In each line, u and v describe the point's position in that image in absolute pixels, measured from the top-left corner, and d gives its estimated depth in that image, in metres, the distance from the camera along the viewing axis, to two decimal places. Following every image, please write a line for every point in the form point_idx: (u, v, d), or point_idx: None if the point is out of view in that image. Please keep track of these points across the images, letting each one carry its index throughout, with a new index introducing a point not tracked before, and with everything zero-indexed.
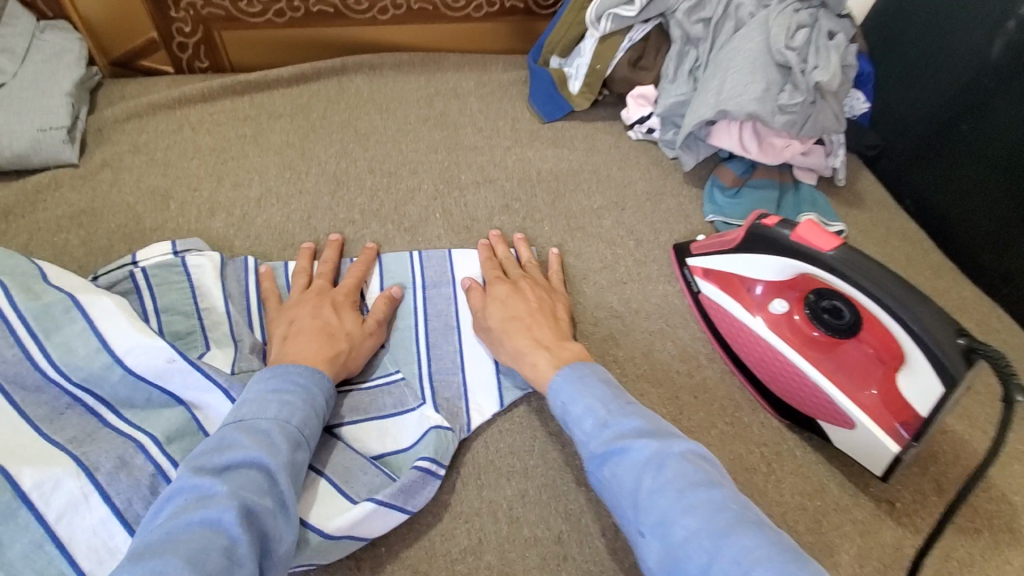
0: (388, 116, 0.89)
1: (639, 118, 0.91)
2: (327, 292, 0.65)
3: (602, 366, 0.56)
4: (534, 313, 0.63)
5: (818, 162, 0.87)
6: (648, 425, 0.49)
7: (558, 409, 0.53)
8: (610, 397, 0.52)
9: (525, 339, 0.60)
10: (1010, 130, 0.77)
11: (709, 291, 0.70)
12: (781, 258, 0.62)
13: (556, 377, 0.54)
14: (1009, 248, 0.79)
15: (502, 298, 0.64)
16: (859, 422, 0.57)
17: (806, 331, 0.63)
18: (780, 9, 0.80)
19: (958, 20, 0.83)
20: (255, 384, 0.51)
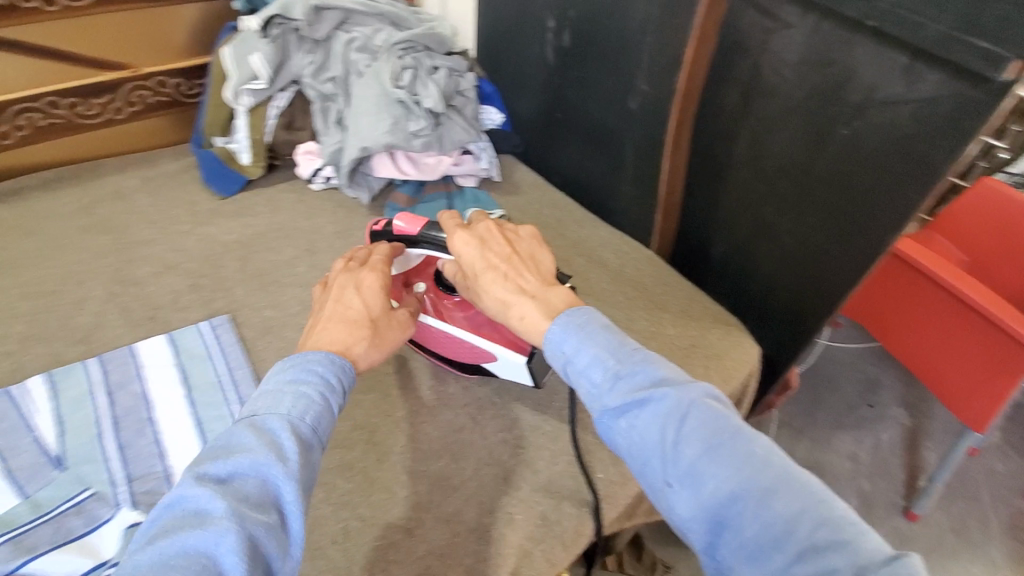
0: (39, 237, 0.85)
1: (313, 171, 1.00)
2: (357, 270, 0.65)
3: (593, 309, 0.57)
4: (509, 259, 0.63)
5: (471, 167, 1.05)
6: (665, 369, 0.52)
7: (562, 360, 0.55)
8: (615, 343, 0.54)
9: (507, 290, 0.61)
10: (582, 109, 1.02)
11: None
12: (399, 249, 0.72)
13: (552, 330, 0.56)
14: (615, 190, 1.04)
15: (471, 258, 0.64)
16: (501, 355, 0.69)
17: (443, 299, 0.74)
18: (385, 58, 0.96)
19: (524, 41, 1.08)
20: (277, 375, 0.51)
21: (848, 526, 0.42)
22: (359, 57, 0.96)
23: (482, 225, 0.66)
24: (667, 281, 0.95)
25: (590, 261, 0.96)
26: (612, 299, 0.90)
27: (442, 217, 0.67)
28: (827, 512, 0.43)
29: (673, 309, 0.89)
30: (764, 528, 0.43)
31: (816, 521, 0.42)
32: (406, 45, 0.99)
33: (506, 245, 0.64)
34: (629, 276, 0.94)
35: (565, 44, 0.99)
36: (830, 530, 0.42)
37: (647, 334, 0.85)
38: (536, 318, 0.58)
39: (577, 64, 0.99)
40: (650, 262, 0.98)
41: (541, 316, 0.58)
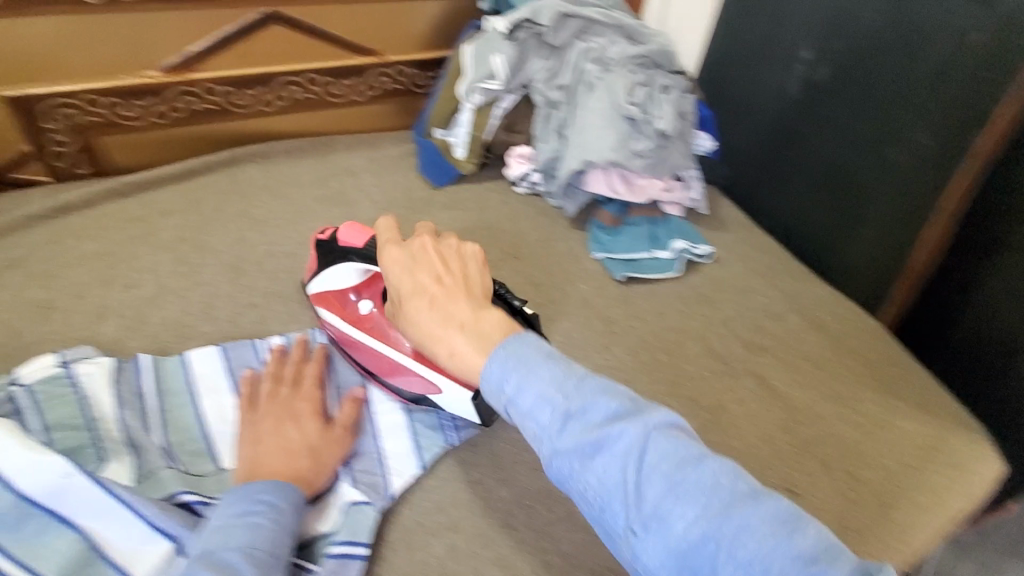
0: (284, 201, 0.92)
1: (521, 175, 1.00)
2: (290, 399, 0.62)
3: (536, 336, 0.49)
4: (428, 284, 0.56)
5: (680, 196, 0.96)
6: (618, 396, 0.44)
7: (505, 401, 0.46)
8: (559, 372, 0.45)
9: (434, 318, 0.54)
10: (823, 151, 0.92)
11: (323, 314, 0.73)
12: (343, 263, 0.71)
13: (488, 368, 0.48)
14: (842, 246, 0.93)
15: (398, 281, 0.58)
16: (444, 387, 0.63)
17: (391, 319, 0.68)
18: (620, 72, 0.92)
19: (763, 68, 0.99)
20: (218, 509, 0.50)
21: (824, 553, 0.37)
22: (593, 68, 0.92)
23: (394, 253, 0.60)
24: (894, 362, 0.83)
25: (804, 322, 0.87)
26: (828, 371, 0.81)
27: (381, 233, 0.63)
28: (800, 539, 0.37)
29: (901, 397, 0.79)
30: (743, 569, 0.36)
31: (805, 550, 0.36)
32: (640, 59, 0.94)
33: (437, 263, 0.58)
34: (849, 347, 0.84)
35: (819, 78, 0.90)
36: (823, 556, 0.36)
37: (872, 422, 0.75)
38: (472, 354, 0.51)
39: (830, 102, 0.89)
40: (874, 335, 0.87)
41: (474, 353, 0.51)
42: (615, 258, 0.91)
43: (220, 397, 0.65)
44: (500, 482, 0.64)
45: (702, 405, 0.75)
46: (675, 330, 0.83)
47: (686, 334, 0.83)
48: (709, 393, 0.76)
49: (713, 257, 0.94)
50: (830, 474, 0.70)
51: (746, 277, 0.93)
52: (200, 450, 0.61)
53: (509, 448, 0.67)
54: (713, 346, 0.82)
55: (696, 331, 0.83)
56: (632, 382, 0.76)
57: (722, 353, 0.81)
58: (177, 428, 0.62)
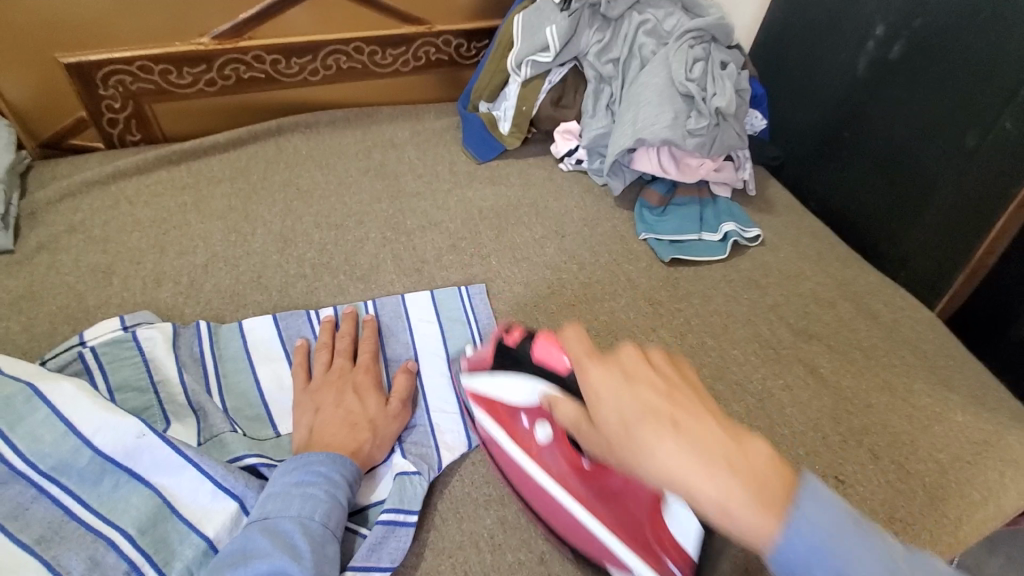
0: (328, 171, 0.92)
1: (567, 151, 0.99)
2: (349, 373, 0.65)
3: (823, 483, 0.37)
4: (668, 414, 0.40)
5: (730, 176, 0.94)
6: (906, 569, 0.35)
7: (775, 546, 0.36)
8: (844, 519, 0.36)
9: (689, 449, 0.38)
10: (885, 134, 0.90)
11: (475, 406, 0.64)
12: (521, 375, 0.59)
13: (783, 535, 0.35)
14: (899, 234, 0.92)
15: (617, 407, 0.42)
16: (637, 568, 0.52)
17: (571, 458, 0.58)
18: (676, 46, 0.89)
19: (828, 44, 0.96)
20: (279, 476, 0.51)
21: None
22: (647, 42, 0.91)
23: (595, 373, 0.45)
24: (950, 354, 0.81)
25: (856, 310, 0.85)
26: (880, 360, 0.79)
27: (570, 342, 0.48)
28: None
29: (958, 390, 0.77)
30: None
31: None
32: (698, 33, 0.91)
33: (652, 392, 0.42)
34: (902, 337, 0.82)
35: (891, 56, 0.87)
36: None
37: (927, 415, 0.74)
38: (744, 501, 0.36)
39: (899, 83, 0.86)
40: (929, 325, 0.84)
41: (750, 509, 0.36)
42: (662, 239, 0.90)
43: (275, 364, 0.67)
44: None
45: (750, 390, 0.74)
46: (723, 314, 0.82)
47: (734, 319, 0.82)
48: (756, 378, 0.76)
49: (761, 238, 0.92)
50: (882, 465, 0.69)
51: (797, 262, 0.90)
52: (259, 416, 0.63)
53: None
54: (761, 332, 0.81)
55: (743, 317, 0.82)
56: None
57: (771, 339, 0.80)
58: (235, 395, 0.64)
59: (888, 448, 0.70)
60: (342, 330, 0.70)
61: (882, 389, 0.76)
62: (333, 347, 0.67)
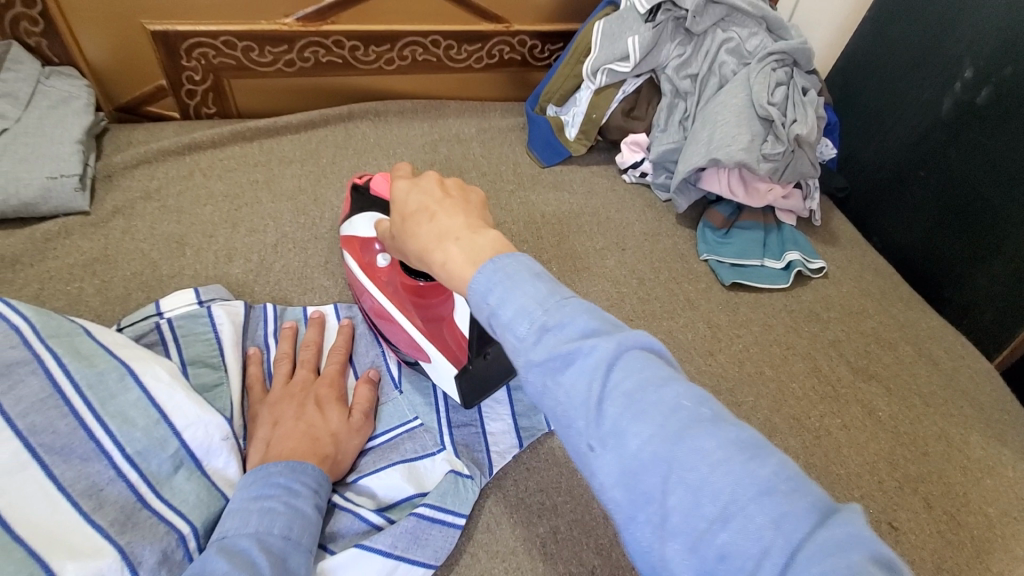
0: (395, 161, 0.92)
1: (633, 163, 0.98)
2: (311, 385, 0.62)
3: (526, 254, 0.42)
4: (434, 202, 0.49)
5: (797, 204, 0.92)
6: (597, 317, 0.39)
7: (484, 314, 0.40)
8: (546, 292, 0.39)
9: (437, 236, 0.46)
10: (961, 177, 0.87)
11: (345, 257, 0.72)
12: (372, 209, 0.70)
13: (473, 279, 0.41)
14: (968, 280, 0.89)
15: (403, 200, 0.51)
16: (433, 360, 0.64)
17: (405, 279, 0.67)
18: (759, 68, 0.88)
19: (911, 81, 0.93)
20: (237, 492, 0.50)
21: (784, 485, 0.33)
22: (729, 61, 0.90)
23: (404, 199, 0.51)
24: (1012, 409, 0.79)
25: (917, 354, 0.83)
26: (938, 408, 0.78)
27: (399, 171, 0.56)
28: (756, 466, 0.33)
29: (1017, 447, 0.75)
30: (692, 493, 0.33)
31: (773, 480, 0.33)
32: (783, 56, 0.89)
33: (433, 194, 0.50)
34: (964, 386, 0.80)
35: (977, 101, 0.84)
36: (780, 489, 0.32)
37: (983, 469, 0.72)
38: (460, 262, 0.44)
39: (982, 127, 0.84)
40: (991, 377, 0.82)
41: (463, 261, 0.44)
42: (724, 262, 0.89)
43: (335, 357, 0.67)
44: None
45: (806, 426, 0.73)
46: (781, 344, 0.81)
47: (793, 351, 0.80)
48: (813, 413, 0.74)
49: (825, 270, 0.91)
50: (936, 516, 0.67)
51: (859, 298, 0.89)
52: None
53: None
54: (820, 367, 0.79)
55: (802, 349, 0.81)
56: (735, 392, 0.75)
57: (830, 375, 0.79)
58: None
59: (942, 497, 0.69)
60: (312, 339, 0.66)
61: (939, 438, 0.74)
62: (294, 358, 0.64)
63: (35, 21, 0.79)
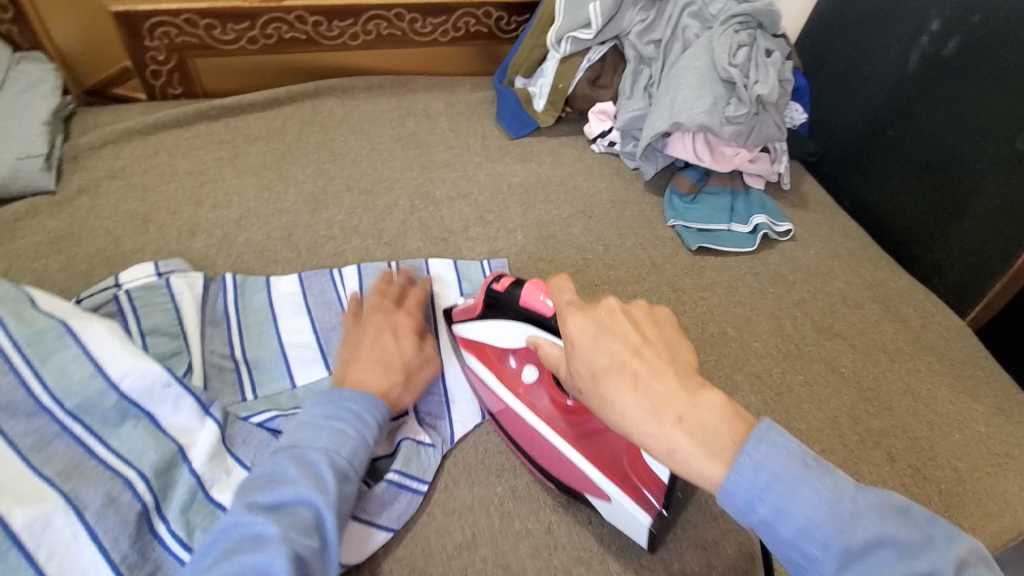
0: (362, 136, 0.92)
1: (601, 132, 0.97)
2: (391, 314, 0.64)
3: (779, 428, 0.40)
4: (635, 352, 0.44)
5: (764, 168, 0.92)
6: (891, 513, 0.38)
7: (749, 517, 0.39)
8: (830, 494, 0.38)
9: (643, 403, 0.43)
10: (929, 134, 0.87)
11: (470, 358, 0.68)
12: (516, 321, 0.62)
13: (728, 477, 0.39)
14: (937, 239, 0.89)
15: (586, 350, 0.46)
16: (614, 497, 0.55)
17: (555, 395, 0.62)
18: (721, 30, 0.87)
19: (879, 38, 0.93)
20: (312, 408, 0.53)
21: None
22: (692, 24, 0.89)
23: (589, 360, 0.45)
24: (978, 363, 0.79)
25: (884, 312, 0.83)
26: (904, 364, 0.78)
27: (559, 283, 0.52)
28: None
29: (983, 400, 0.75)
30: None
31: None
32: (745, 19, 0.89)
33: (632, 331, 0.46)
34: (929, 342, 0.81)
35: (944, 54, 0.84)
36: None
37: (948, 422, 0.73)
38: (693, 451, 0.41)
39: (950, 80, 0.84)
40: (958, 333, 0.82)
41: (702, 456, 0.40)
42: (691, 227, 0.89)
43: (297, 322, 0.69)
44: None
45: (768, 383, 0.74)
46: (747, 306, 0.81)
47: (758, 312, 0.81)
48: (776, 371, 0.75)
49: (792, 233, 0.91)
50: (898, 468, 0.68)
51: (827, 260, 0.89)
52: (276, 366, 0.65)
53: None
54: (785, 327, 0.80)
55: (768, 310, 0.81)
56: (697, 352, 0.76)
57: (794, 335, 0.79)
58: (257, 347, 0.66)
59: (905, 451, 0.70)
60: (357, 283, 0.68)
61: (904, 394, 0.75)
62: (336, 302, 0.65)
63: (4, 8, 0.79)
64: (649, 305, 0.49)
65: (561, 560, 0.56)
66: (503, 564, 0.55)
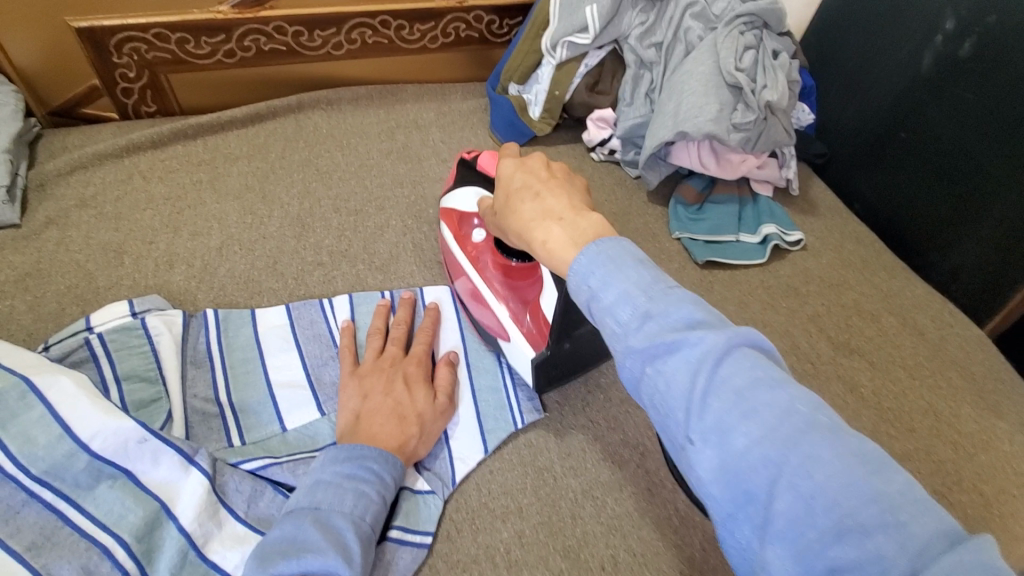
0: (349, 152, 0.88)
1: (601, 140, 0.93)
2: (399, 362, 0.62)
3: (631, 241, 0.43)
4: (542, 180, 0.52)
5: (773, 174, 0.88)
6: (707, 312, 0.38)
7: (584, 297, 0.42)
8: (650, 279, 0.40)
9: (539, 208, 0.49)
10: (944, 138, 0.83)
11: (443, 227, 0.76)
12: (476, 187, 0.71)
13: (577, 260, 0.42)
14: (952, 245, 0.86)
15: (508, 177, 0.54)
16: (512, 336, 0.65)
17: (498, 259, 0.69)
18: (726, 32, 0.83)
19: (889, 37, 0.89)
20: (330, 465, 0.50)
21: (908, 504, 0.30)
22: (694, 26, 0.85)
23: (512, 184, 0.53)
24: (1001, 377, 0.76)
25: (901, 325, 0.80)
26: (925, 380, 0.74)
27: (509, 148, 0.59)
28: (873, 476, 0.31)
29: (1009, 418, 0.72)
30: (804, 502, 0.31)
31: (872, 493, 0.30)
32: (750, 19, 0.85)
33: (544, 170, 0.53)
34: (950, 356, 0.77)
35: (959, 54, 0.80)
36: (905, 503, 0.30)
37: (973, 442, 0.69)
38: (562, 244, 0.45)
39: (965, 82, 0.80)
40: (979, 345, 0.79)
41: (567, 242, 0.45)
42: (697, 239, 0.85)
43: (285, 360, 0.64)
44: (569, 470, 0.61)
45: None
46: (759, 322, 0.78)
47: (771, 329, 0.77)
48: None
49: (803, 242, 0.87)
50: None
51: (839, 269, 0.85)
52: (265, 410, 0.61)
53: (579, 435, 0.64)
54: (799, 344, 0.76)
55: (781, 326, 0.78)
56: None
57: (810, 353, 0.75)
58: (242, 391, 0.61)
59: (930, 476, 0.66)
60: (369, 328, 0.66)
61: (925, 414, 0.71)
62: (349, 348, 0.63)
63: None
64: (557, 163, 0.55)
65: None
66: None
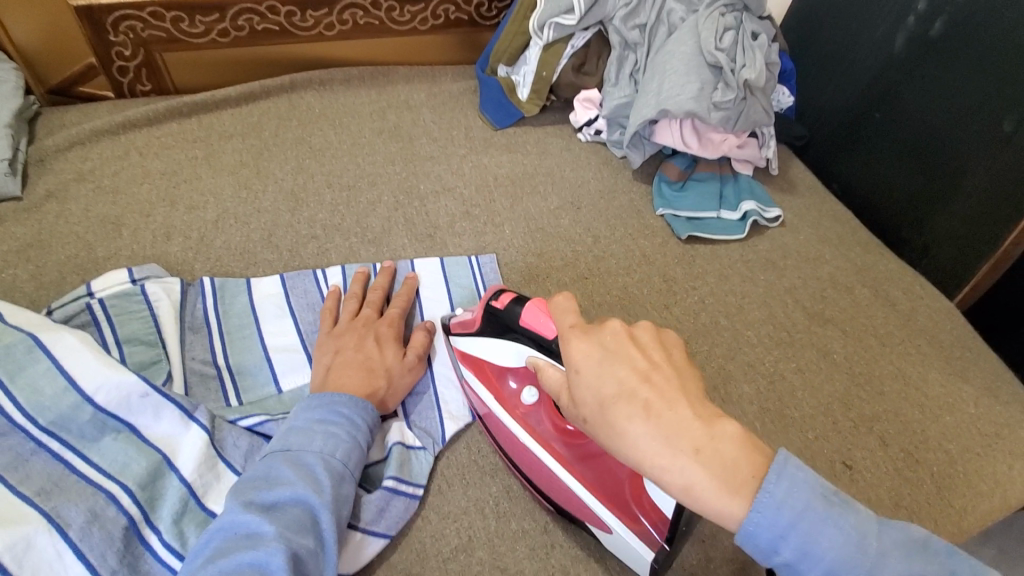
0: (342, 130, 0.90)
1: (587, 121, 0.96)
2: (373, 323, 0.65)
3: (795, 459, 0.39)
4: (644, 380, 0.42)
5: (753, 153, 0.91)
6: (903, 535, 0.38)
7: (766, 555, 0.39)
8: (830, 512, 0.37)
9: (656, 435, 0.40)
10: (916, 117, 0.87)
11: (467, 377, 0.64)
12: (518, 344, 0.59)
13: (750, 518, 0.38)
14: (924, 222, 0.89)
15: (591, 384, 0.43)
16: (615, 529, 0.52)
17: (556, 422, 0.59)
18: (707, 13, 0.86)
19: (866, 19, 0.91)
20: (303, 412, 0.54)
21: None
22: (677, 7, 0.87)
23: (585, 403, 0.44)
24: (967, 345, 0.80)
25: (874, 296, 0.83)
26: (895, 348, 0.78)
27: (563, 303, 0.51)
28: None
29: (973, 382, 0.76)
30: None
31: None
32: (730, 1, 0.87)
33: (637, 355, 0.44)
34: (919, 326, 0.81)
35: (930, 35, 0.83)
36: None
37: (938, 404, 0.73)
38: (709, 491, 0.38)
39: (936, 62, 0.83)
40: (947, 315, 0.82)
41: (720, 489, 0.38)
42: (680, 216, 0.88)
43: (280, 325, 0.67)
44: None
45: (762, 372, 0.74)
46: (739, 294, 0.81)
47: (750, 300, 0.80)
48: (769, 360, 0.75)
49: (782, 219, 0.90)
50: (891, 453, 0.68)
51: (816, 245, 0.89)
52: (261, 372, 0.63)
53: None
54: (776, 315, 0.79)
55: (760, 298, 0.81)
56: (690, 343, 0.75)
57: (786, 323, 0.79)
58: (239, 354, 0.64)
59: (897, 435, 0.70)
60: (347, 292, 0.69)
61: (895, 379, 0.75)
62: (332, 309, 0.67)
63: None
64: (648, 327, 0.46)
65: (558, 559, 0.56)
66: (500, 566, 0.54)
